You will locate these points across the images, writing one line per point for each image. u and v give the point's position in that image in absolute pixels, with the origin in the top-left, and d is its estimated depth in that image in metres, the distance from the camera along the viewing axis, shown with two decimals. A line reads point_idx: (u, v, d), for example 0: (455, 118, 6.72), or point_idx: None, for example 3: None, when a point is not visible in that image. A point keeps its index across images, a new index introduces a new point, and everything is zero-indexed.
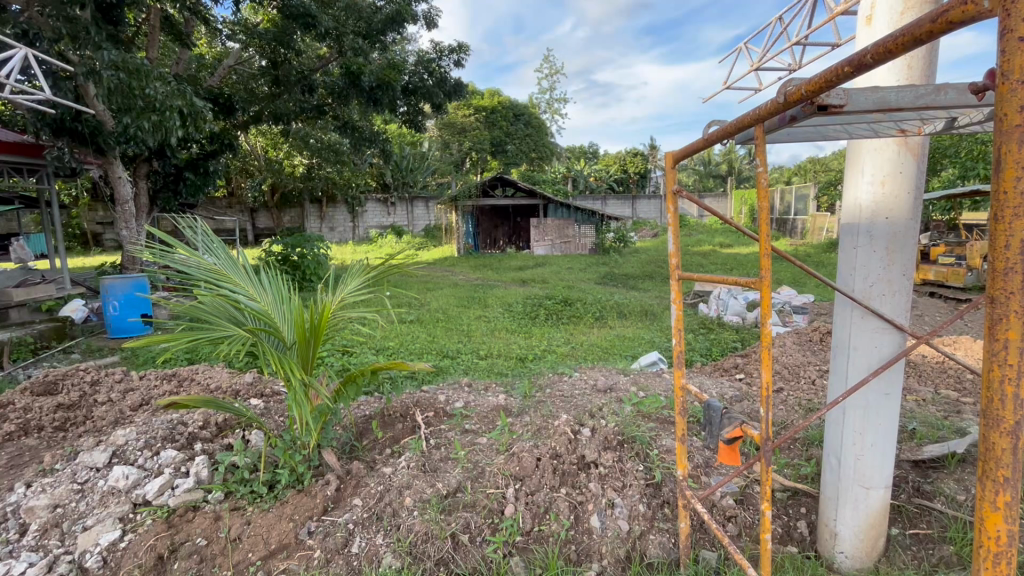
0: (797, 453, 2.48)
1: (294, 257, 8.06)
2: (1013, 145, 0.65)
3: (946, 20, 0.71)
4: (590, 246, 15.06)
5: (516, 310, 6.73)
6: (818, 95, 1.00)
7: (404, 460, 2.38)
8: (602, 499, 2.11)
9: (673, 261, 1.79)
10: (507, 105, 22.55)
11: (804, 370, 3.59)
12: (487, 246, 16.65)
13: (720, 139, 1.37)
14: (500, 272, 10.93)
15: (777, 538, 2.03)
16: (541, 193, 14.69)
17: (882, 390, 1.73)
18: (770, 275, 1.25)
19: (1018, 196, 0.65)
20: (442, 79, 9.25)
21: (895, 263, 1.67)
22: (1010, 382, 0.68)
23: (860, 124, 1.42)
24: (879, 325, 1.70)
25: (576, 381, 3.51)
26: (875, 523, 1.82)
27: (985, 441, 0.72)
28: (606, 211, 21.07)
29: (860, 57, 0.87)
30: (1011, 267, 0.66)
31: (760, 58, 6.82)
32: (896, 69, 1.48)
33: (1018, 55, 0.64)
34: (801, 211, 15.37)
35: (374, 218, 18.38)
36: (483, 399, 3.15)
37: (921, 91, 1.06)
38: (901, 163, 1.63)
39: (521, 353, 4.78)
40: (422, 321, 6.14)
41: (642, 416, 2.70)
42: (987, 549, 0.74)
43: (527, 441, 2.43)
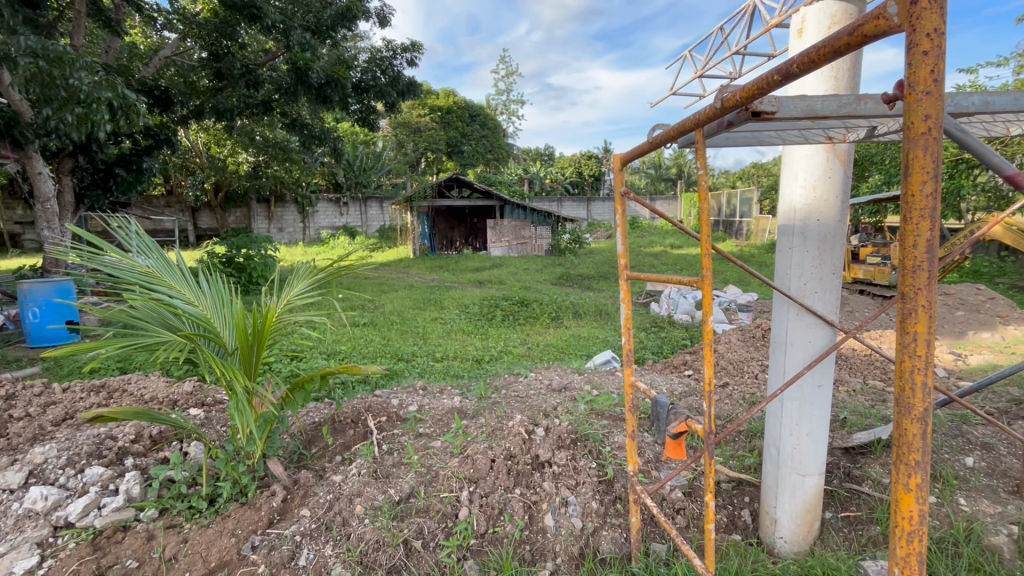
0: (741, 445, 2.59)
1: (239, 258, 7.71)
2: (917, 152, 0.70)
3: (860, 33, 0.76)
4: (546, 247, 15.23)
5: (473, 312, 6.71)
6: (751, 102, 1.05)
7: (355, 467, 2.31)
8: (556, 497, 2.13)
9: (621, 261, 1.83)
10: (462, 105, 22.44)
11: (746, 365, 3.76)
12: (444, 247, 16.51)
13: (664, 142, 1.41)
14: (456, 273, 10.83)
15: (722, 527, 2.12)
16: (496, 194, 14.73)
17: (815, 382, 1.83)
18: (711, 274, 1.29)
19: (925, 198, 0.70)
20: (395, 78, 9.10)
21: (826, 262, 1.78)
22: (918, 371, 0.73)
23: (793, 131, 1.49)
24: (812, 320, 1.80)
25: (532, 381, 3.53)
26: (810, 508, 1.92)
27: (899, 428, 0.77)
28: (561, 212, 21.39)
29: (787, 66, 0.91)
30: (918, 266, 0.71)
31: (703, 66, 7.10)
32: (821, 79, 1.58)
33: (922, 67, 0.69)
34: (745, 213, 16.16)
35: (326, 219, 17.86)
36: (438, 402, 3.12)
37: (844, 100, 1.13)
38: (830, 168, 1.73)
39: (478, 355, 4.76)
40: (376, 324, 6.01)
41: (595, 414, 2.75)
42: (902, 529, 0.78)
43: (481, 443, 2.41)
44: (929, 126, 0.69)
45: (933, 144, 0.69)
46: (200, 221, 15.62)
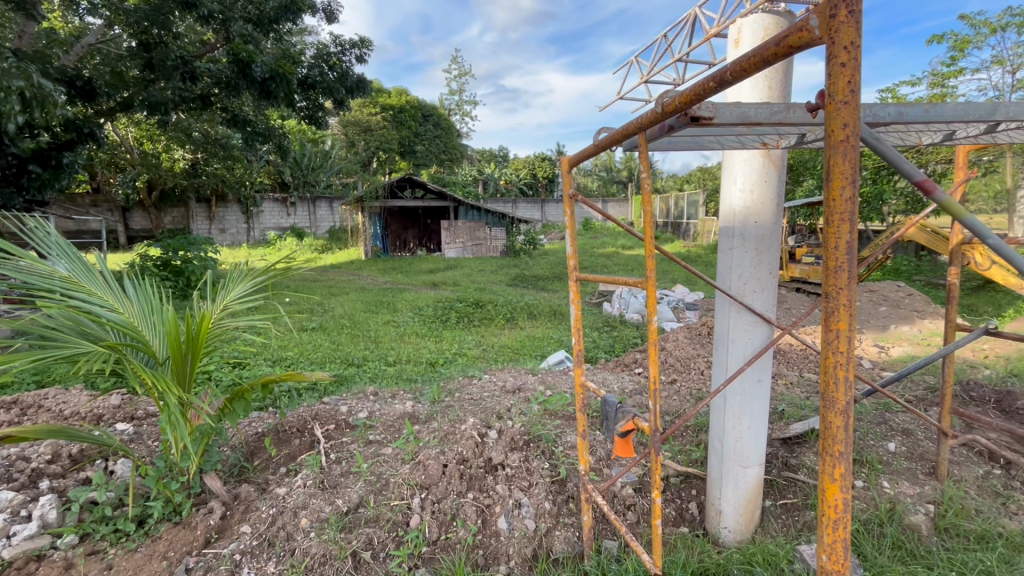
0: (689, 439, 2.67)
1: (176, 261, 7.25)
2: (837, 159, 0.74)
3: (786, 44, 0.79)
4: (501, 248, 15.26)
5: (427, 314, 6.61)
6: (690, 107, 1.07)
7: (300, 478, 2.22)
8: (509, 500, 2.12)
9: (571, 262, 1.84)
10: (415, 105, 22.11)
11: (693, 362, 3.89)
12: (397, 249, 16.22)
13: (609, 145, 1.43)
14: (410, 275, 10.66)
15: (671, 521, 2.18)
16: (450, 194, 14.62)
17: (754, 376, 1.91)
18: (655, 274, 1.32)
19: (844, 202, 0.73)
20: (344, 74, 8.87)
21: (763, 263, 1.86)
22: (841, 366, 0.76)
23: (731, 136, 1.55)
24: (751, 318, 1.88)
25: (486, 383, 3.51)
26: (752, 498, 2.00)
27: (825, 421, 0.80)
28: (516, 213, 21.50)
29: (721, 73, 0.94)
30: (839, 266, 0.74)
31: (649, 72, 7.31)
32: (755, 87, 1.66)
33: (840, 78, 0.72)
34: (692, 215, 16.77)
35: (271, 219, 17.14)
36: (389, 407, 3.04)
37: (775, 108, 1.18)
38: (766, 173, 1.81)
39: (432, 358, 4.69)
40: (325, 328, 5.80)
41: (548, 414, 2.76)
42: (828, 517, 0.82)
43: (433, 448, 2.37)
44: (847, 134, 0.72)
45: (851, 150, 0.73)
46: (131, 221, 14.58)
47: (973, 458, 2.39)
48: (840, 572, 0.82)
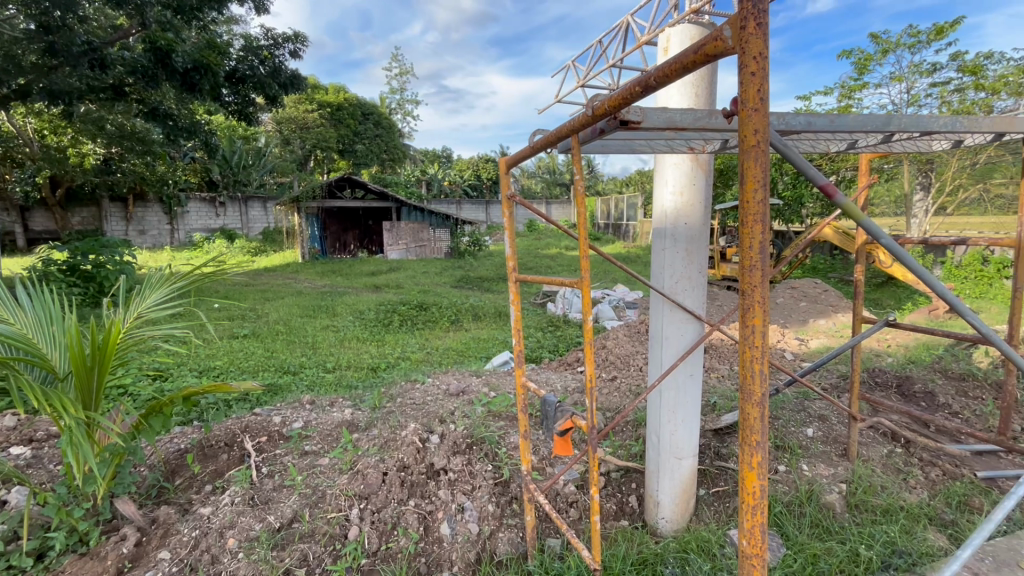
0: (629, 434, 2.75)
1: (85, 265, 6.60)
2: (750, 162, 0.77)
3: (704, 52, 0.82)
4: (445, 250, 15.10)
5: (368, 318, 6.41)
6: (618, 111, 1.10)
7: (227, 496, 2.08)
8: (452, 505, 2.09)
9: (510, 263, 1.83)
10: (354, 102, 21.44)
11: (632, 358, 4.02)
12: (337, 251, 15.67)
13: (544, 147, 1.44)
14: (351, 278, 10.32)
15: (612, 515, 2.24)
16: (392, 195, 14.30)
17: (687, 371, 1.99)
18: (589, 274, 1.34)
19: (756, 204, 0.77)
20: (277, 69, 8.51)
21: (693, 262, 1.95)
22: (757, 359, 0.80)
23: (660, 140, 1.60)
24: (683, 316, 1.96)
25: (429, 387, 3.44)
26: (686, 488, 2.09)
27: (743, 412, 0.84)
28: (460, 215, 21.37)
29: (646, 79, 0.97)
30: (753, 266, 0.79)
31: (585, 76, 7.51)
32: (683, 94, 1.73)
33: (752, 86, 0.76)
34: (631, 217, 17.33)
35: (198, 221, 16.06)
36: (326, 416, 2.91)
37: (699, 114, 1.24)
38: (694, 177, 1.89)
39: (373, 363, 4.56)
40: (258, 335, 5.49)
41: (492, 416, 2.75)
42: (748, 504, 0.85)
43: (373, 456, 2.29)
44: (757, 140, 0.76)
45: (761, 155, 0.77)
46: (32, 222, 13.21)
47: (878, 439, 2.62)
48: (759, 555, 0.85)
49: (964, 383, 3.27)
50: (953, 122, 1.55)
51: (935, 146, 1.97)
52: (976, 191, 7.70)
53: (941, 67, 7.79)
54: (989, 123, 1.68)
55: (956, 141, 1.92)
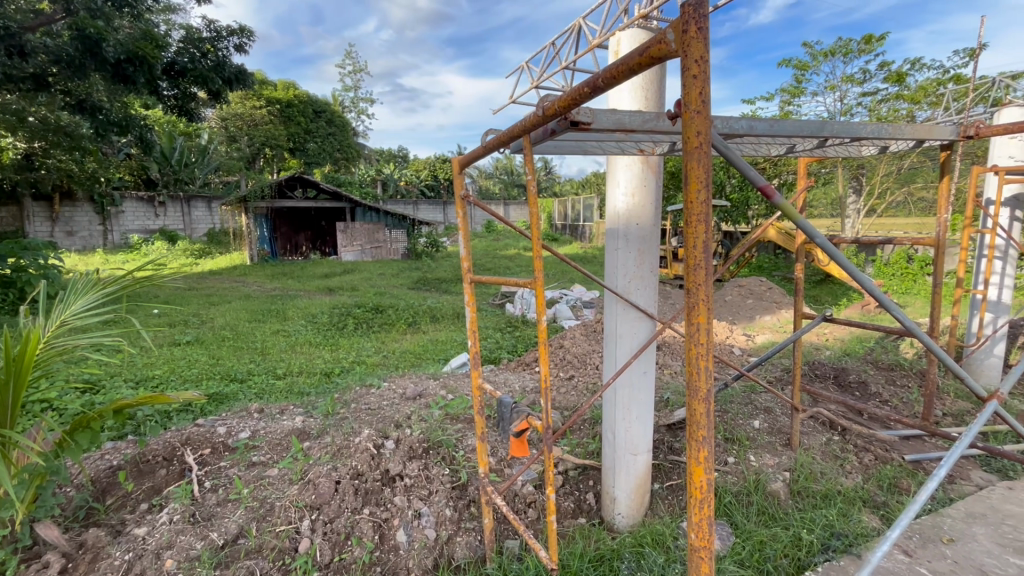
0: (586, 432, 2.78)
1: (4, 270, 6.07)
2: (693, 164, 0.79)
3: (648, 55, 0.84)
4: (402, 251, 14.85)
5: (322, 322, 6.20)
6: (569, 112, 1.10)
7: (165, 514, 1.96)
8: (408, 511, 2.04)
9: (464, 265, 1.81)
10: (305, 99, 20.74)
11: (588, 357, 4.07)
12: (287, 253, 15.10)
13: (496, 147, 1.43)
14: (303, 280, 9.97)
15: (570, 513, 2.26)
16: (346, 195, 13.94)
17: (641, 369, 2.03)
18: (543, 275, 1.34)
19: (700, 205, 0.79)
20: (220, 63, 8.13)
21: (645, 262, 1.99)
22: (702, 356, 0.82)
23: (611, 142, 1.63)
24: (636, 315, 2.00)
25: (384, 392, 3.35)
26: (641, 483, 2.13)
27: (690, 408, 0.85)
28: (417, 216, 21.08)
29: (594, 80, 0.97)
30: (697, 265, 0.80)
31: (539, 77, 7.60)
32: (633, 97, 1.76)
33: (693, 89, 0.78)
34: (588, 218, 17.61)
35: (134, 221, 15.10)
36: (275, 424, 2.79)
37: (647, 116, 1.26)
38: (644, 178, 1.93)
39: (326, 368, 4.42)
40: (202, 342, 5.21)
41: (449, 419, 2.72)
42: (695, 497, 0.87)
43: (325, 464, 2.21)
44: (699, 142, 0.78)
45: (705, 156, 0.78)
46: None
47: (818, 428, 2.76)
48: (707, 547, 0.87)
49: (893, 373, 3.51)
50: (879, 129, 1.66)
51: (865, 151, 2.09)
52: (902, 194, 8.30)
53: (870, 78, 8.34)
54: (911, 130, 1.80)
55: (884, 147, 2.05)
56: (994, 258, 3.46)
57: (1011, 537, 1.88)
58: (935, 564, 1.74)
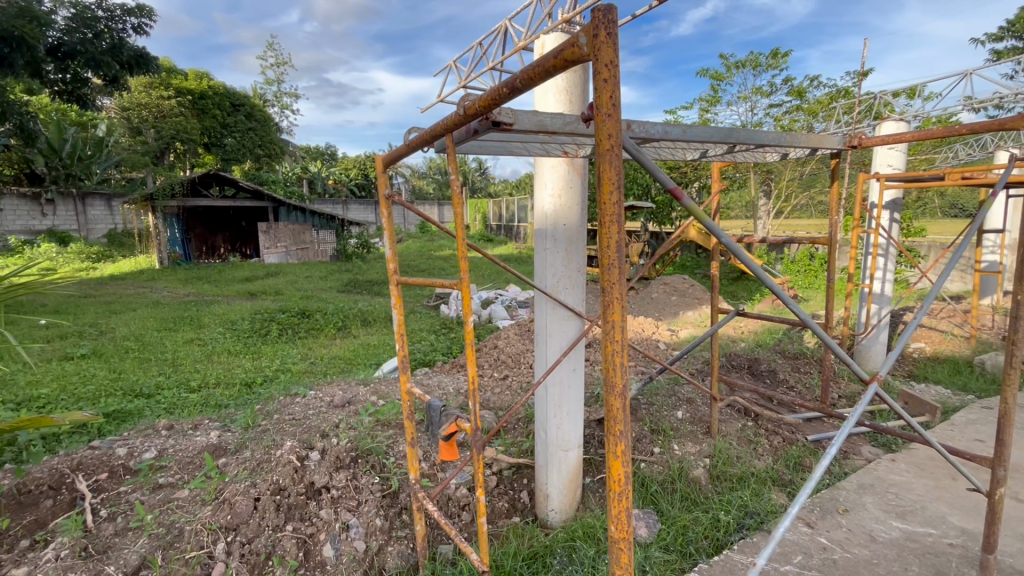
0: (520, 431, 2.80)
1: None
2: (606, 166, 0.81)
3: (562, 57, 0.85)
4: (331, 253, 14.25)
5: (241, 329, 5.79)
6: (490, 112, 1.10)
7: (50, 551, 1.75)
8: (335, 524, 1.95)
9: (390, 267, 1.76)
10: (221, 91, 19.18)
11: (522, 356, 4.12)
12: (202, 256, 14.02)
13: (420, 146, 1.40)
14: (220, 285, 9.30)
15: (504, 513, 2.26)
16: (268, 193, 13.15)
17: (570, 366, 2.08)
18: (469, 276, 1.32)
19: (612, 206, 0.81)
20: (117, 46, 7.45)
21: (572, 262, 2.03)
22: (618, 353, 0.84)
23: (536, 143, 1.64)
24: (565, 313, 2.04)
25: (310, 400, 3.18)
26: (573, 478, 2.17)
27: (608, 405, 0.87)
28: (347, 216, 20.33)
29: (513, 81, 0.97)
30: (612, 264, 0.82)
31: (467, 77, 7.60)
32: (557, 99, 1.80)
33: (604, 93, 0.80)
34: (522, 219, 17.80)
35: (16, 222, 13.58)
36: (187, 441, 2.58)
37: (568, 119, 1.29)
38: (570, 179, 1.97)
39: (247, 378, 4.14)
40: (101, 354, 4.72)
41: (380, 425, 2.64)
42: (615, 490, 0.89)
43: (242, 482, 2.07)
44: (611, 143, 0.80)
45: (615, 158, 0.81)
46: None
47: (734, 415, 2.96)
48: (626, 538, 0.90)
49: (798, 361, 3.85)
50: (780, 137, 1.79)
51: (769, 157, 2.26)
52: (804, 198, 9.09)
53: (776, 90, 9.06)
54: (807, 139, 1.96)
55: (785, 153, 2.22)
56: (878, 255, 3.87)
57: (894, 503, 2.11)
58: (833, 533, 1.91)
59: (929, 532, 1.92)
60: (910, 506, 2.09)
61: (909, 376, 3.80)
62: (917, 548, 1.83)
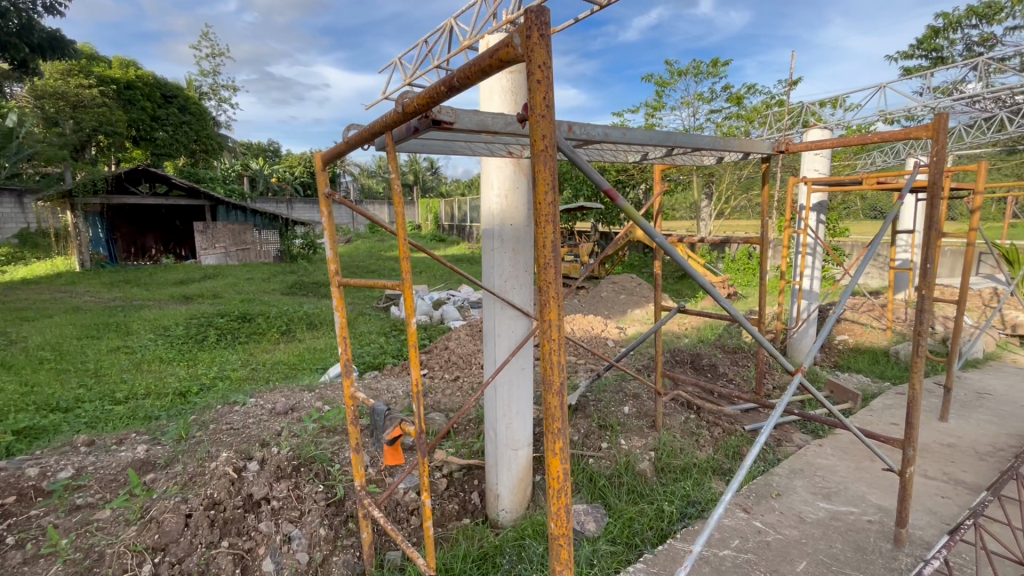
0: (471, 432, 2.79)
1: None
2: (540, 168, 0.82)
3: (497, 57, 0.85)
4: (274, 253, 13.67)
5: (175, 335, 5.44)
6: (429, 110, 1.08)
7: None
8: (275, 537, 1.87)
9: (332, 268, 1.70)
10: (150, 80, 18.09)
11: (473, 357, 4.10)
12: (129, 258, 13.10)
13: (359, 143, 1.36)
14: (151, 288, 8.71)
15: (455, 515, 2.24)
16: (204, 191, 12.44)
17: (519, 365, 2.09)
18: (411, 276, 1.30)
19: (547, 206, 0.82)
20: (28, 27, 6.86)
21: (520, 262, 2.04)
22: (554, 352, 0.85)
23: (480, 143, 1.63)
24: (513, 313, 2.04)
25: (251, 408, 3.04)
26: (523, 477, 2.18)
27: (546, 403, 0.88)
28: (292, 216, 19.55)
29: (450, 80, 0.96)
30: (547, 264, 0.83)
31: (412, 74, 7.51)
32: (502, 100, 1.81)
33: (538, 94, 0.80)
34: (474, 219, 17.74)
35: None
36: (110, 457, 2.40)
37: (510, 119, 1.29)
38: (517, 180, 1.98)
39: (181, 387, 3.89)
40: (10, 366, 4.30)
41: (325, 432, 2.55)
42: (554, 488, 0.90)
43: (171, 497, 1.94)
44: (544, 145, 0.81)
45: (549, 159, 0.81)
46: None
47: (678, 408, 3.08)
48: (565, 533, 0.91)
49: (736, 355, 4.05)
50: (714, 141, 1.87)
51: (705, 160, 2.35)
52: (742, 200, 9.58)
53: (715, 97, 9.49)
54: (740, 144, 2.06)
55: (721, 157, 2.32)
56: (807, 254, 4.13)
57: (821, 485, 2.26)
58: (767, 517, 2.02)
59: (851, 510, 2.07)
60: (835, 486, 2.24)
61: (835, 366, 4.08)
62: (841, 526, 1.97)
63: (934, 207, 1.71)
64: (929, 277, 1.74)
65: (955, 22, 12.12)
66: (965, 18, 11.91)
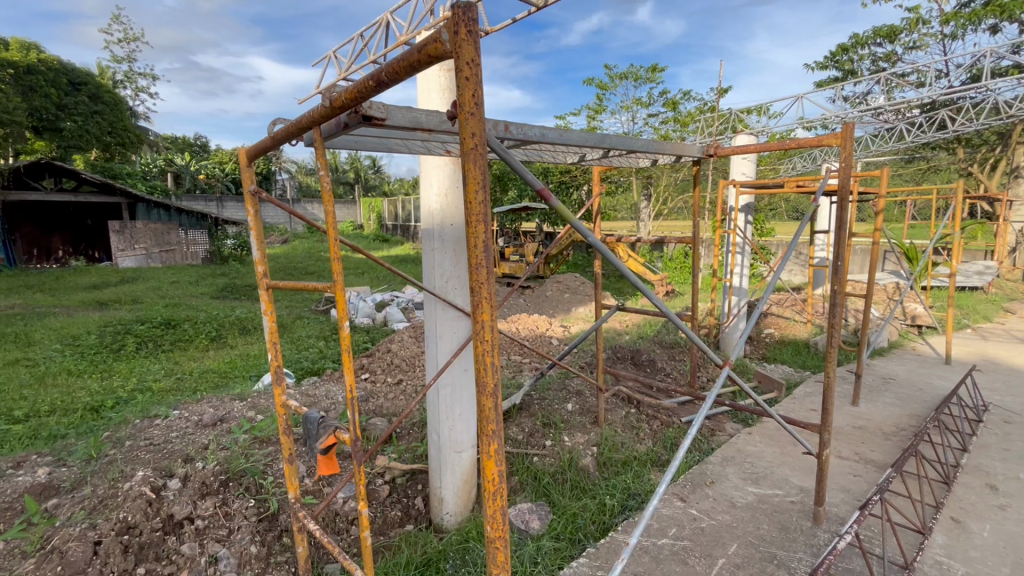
0: (414, 435, 2.74)
1: None
2: (470, 166, 0.80)
3: (426, 52, 0.82)
4: (203, 255, 12.83)
5: (86, 344, 4.97)
6: (358, 105, 1.03)
7: None
8: (200, 559, 1.75)
9: (259, 270, 1.60)
10: (54, 65, 16.08)
11: (417, 359, 4.03)
12: (31, 261, 11.85)
13: (286, 138, 1.29)
14: (59, 294, 7.90)
15: (397, 522, 2.19)
16: (120, 188, 11.35)
17: (460, 367, 2.07)
18: (343, 278, 1.24)
19: (478, 205, 0.80)
20: None
21: (460, 262, 2.02)
22: (487, 353, 0.84)
23: (417, 141, 1.60)
24: (454, 313, 2.02)
25: (174, 421, 2.82)
26: (467, 479, 2.16)
27: (480, 403, 0.87)
28: (222, 214, 18.42)
29: (378, 74, 0.93)
30: (478, 265, 0.82)
31: (348, 69, 7.25)
32: (440, 97, 1.78)
33: (466, 91, 0.79)
34: (418, 218, 17.43)
35: None
36: (5, 483, 2.15)
37: (444, 117, 1.26)
38: (456, 179, 1.96)
39: (93, 401, 3.56)
40: None
41: (258, 442, 2.42)
42: (489, 490, 0.89)
43: (77, 525, 1.77)
44: (473, 143, 0.79)
45: (479, 158, 0.80)
46: None
47: (619, 404, 3.16)
48: (501, 536, 0.90)
49: (673, 350, 4.22)
50: (648, 144, 1.93)
51: (641, 162, 2.42)
52: (678, 201, 9.99)
53: (653, 102, 9.85)
54: (672, 147, 2.14)
55: (655, 159, 2.41)
56: (736, 253, 4.36)
57: (750, 470, 2.39)
58: (702, 504, 2.12)
59: (777, 493, 2.21)
60: (762, 471, 2.38)
61: (762, 358, 4.35)
62: (767, 508, 2.09)
63: (844, 210, 1.84)
64: (841, 274, 1.87)
65: (863, 40, 13.22)
66: (871, 38, 13.02)
